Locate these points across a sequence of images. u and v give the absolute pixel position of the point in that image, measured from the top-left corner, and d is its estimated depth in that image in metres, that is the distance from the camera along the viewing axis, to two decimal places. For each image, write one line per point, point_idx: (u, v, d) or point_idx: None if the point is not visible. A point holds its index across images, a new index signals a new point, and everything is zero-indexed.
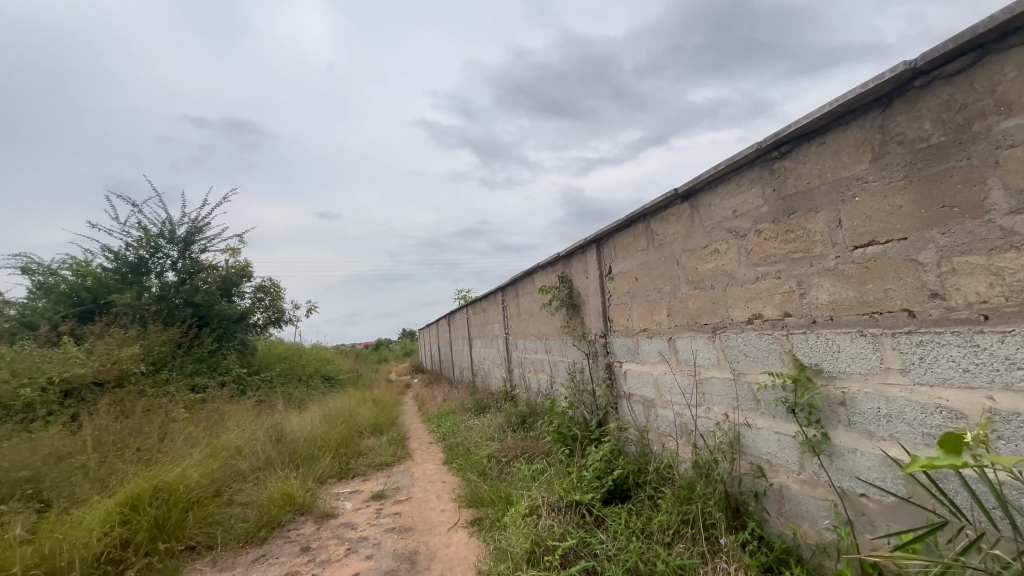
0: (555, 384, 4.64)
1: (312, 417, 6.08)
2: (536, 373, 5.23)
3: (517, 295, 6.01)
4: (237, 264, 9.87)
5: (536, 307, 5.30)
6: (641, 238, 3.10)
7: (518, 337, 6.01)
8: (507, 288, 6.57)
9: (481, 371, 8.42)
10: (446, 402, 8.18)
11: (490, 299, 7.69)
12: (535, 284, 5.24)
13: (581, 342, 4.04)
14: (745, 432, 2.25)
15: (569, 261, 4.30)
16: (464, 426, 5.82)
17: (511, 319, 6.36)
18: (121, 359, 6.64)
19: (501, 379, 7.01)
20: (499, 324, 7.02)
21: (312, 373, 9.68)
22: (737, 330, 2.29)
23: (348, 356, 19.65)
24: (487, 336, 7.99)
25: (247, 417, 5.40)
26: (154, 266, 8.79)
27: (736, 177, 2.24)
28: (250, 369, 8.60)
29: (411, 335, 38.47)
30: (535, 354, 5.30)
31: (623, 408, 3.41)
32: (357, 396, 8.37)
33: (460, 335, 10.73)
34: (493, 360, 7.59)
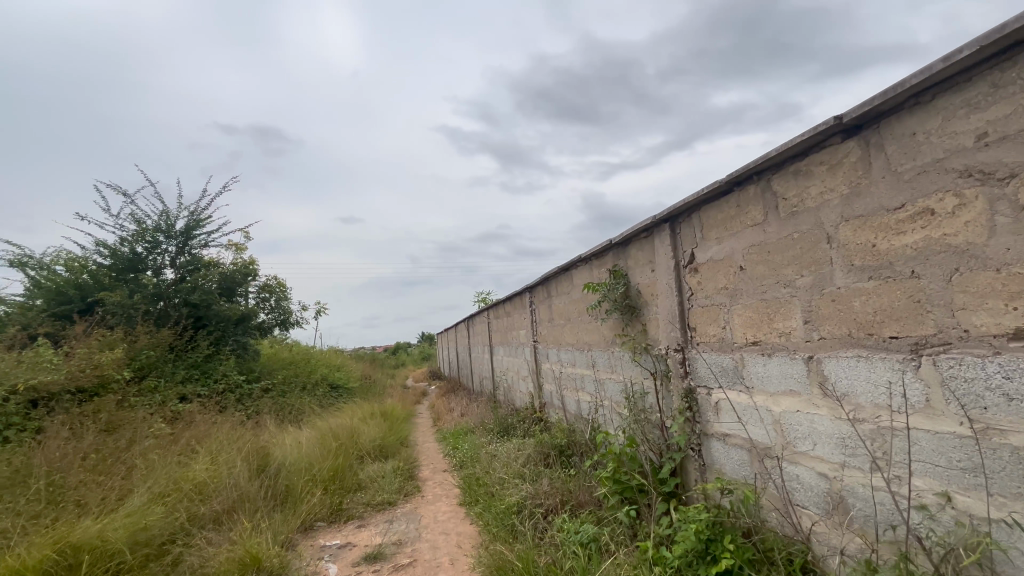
0: (602, 407, 3.67)
1: (308, 438, 5.20)
2: (575, 392, 4.26)
3: (549, 296, 5.05)
4: (241, 262, 9.18)
5: (575, 309, 4.32)
6: (752, 208, 2.11)
7: (550, 346, 5.05)
8: (535, 288, 5.63)
9: (504, 383, 7.46)
10: (464, 419, 7.23)
11: (515, 301, 6.74)
12: (574, 283, 4.27)
13: (644, 356, 3.06)
14: (1009, 540, 1.23)
15: (625, 251, 3.32)
16: (484, 453, 4.87)
17: (541, 325, 5.39)
18: (103, 365, 5.90)
19: (527, 395, 6.05)
20: (525, 331, 6.07)
21: (319, 381, 8.87)
22: (987, 355, 1.26)
23: (363, 361, 18.89)
24: (511, 343, 7.04)
25: (227, 437, 4.53)
26: (150, 262, 8.11)
27: (989, 73, 1.25)
28: (250, 378, 7.84)
29: (429, 339, 37.73)
30: (574, 369, 4.32)
31: (715, 453, 2.42)
32: (365, 409, 7.49)
33: (481, 342, 9.80)
34: (518, 372, 6.63)
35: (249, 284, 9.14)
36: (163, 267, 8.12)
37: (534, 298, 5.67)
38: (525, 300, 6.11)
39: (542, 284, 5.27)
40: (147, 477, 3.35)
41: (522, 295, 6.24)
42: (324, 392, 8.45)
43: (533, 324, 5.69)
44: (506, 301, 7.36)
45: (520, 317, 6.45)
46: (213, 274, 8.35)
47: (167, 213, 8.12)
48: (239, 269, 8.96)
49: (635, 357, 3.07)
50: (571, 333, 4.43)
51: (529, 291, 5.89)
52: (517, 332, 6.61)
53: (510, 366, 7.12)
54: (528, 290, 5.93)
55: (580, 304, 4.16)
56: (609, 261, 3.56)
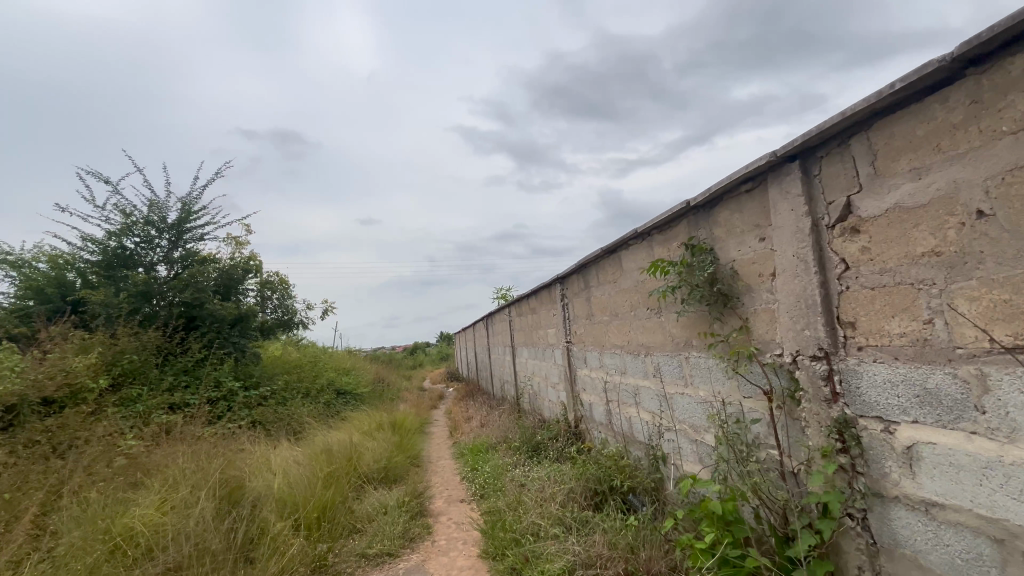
0: (674, 432, 2.75)
1: (300, 460, 4.37)
2: (628, 407, 3.34)
3: (588, 287, 4.11)
4: (240, 257, 8.45)
5: (624, 301, 3.39)
6: (1014, 100, 1.16)
7: (589, 348, 4.12)
8: (566, 278, 4.71)
9: (529, 390, 6.56)
10: (484, 431, 6.35)
11: (540, 295, 5.83)
12: (625, 267, 3.33)
13: (749, 368, 2.11)
14: None
15: (710, 215, 2.35)
16: (510, 480, 3.97)
17: (576, 322, 4.46)
18: (77, 372, 5.18)
19: (559, 406, 5.14)
20: (556, 329, 5.15)
21: (325, 386, 8.11)
22: None
23: (377, 361, 18.16)
24: (536, 345, 6.13)
25: (198, 461, 3.70)
26: (141, 258, 7.36)
27: None
28: (248, 384, 7.12)
29: (447, 339, 37.04)
30: (625, 378, 3.40)
31: (906, 532, 1.46)
32: (374, 418, 6.67)
33: (501, 342, 8.92)
34: (546, 378, 5.73)
35: (249, 281, 8.42)
36: (155, 263, 7.37)
37: (566, 289, 4.74)
38: (553, 294, 5.20)
39: (579, 271, 4.33)
40: (85, 534, 2.58)
41: (550, 287, 5.32)
42: (330, 399, 7.67)
43: (565, 321, 4.77)
44: (530, 295, 6.44)
45: (547, 314, 5.54)
46: (209, 271, 7.60)
47: (159, 204, 7.35)
48: (238, 266, 8.22)
49: (738, 371, 2.12)
50: (620, 332, 3.49)
51: (559, 282, 4.95)
52: (544, 331, 5.70)
53: (535, 369, 6.22)
54: (557, 281, 5.00)
55: (633, 294, 3.22)
56: (680, 232, 2.60)
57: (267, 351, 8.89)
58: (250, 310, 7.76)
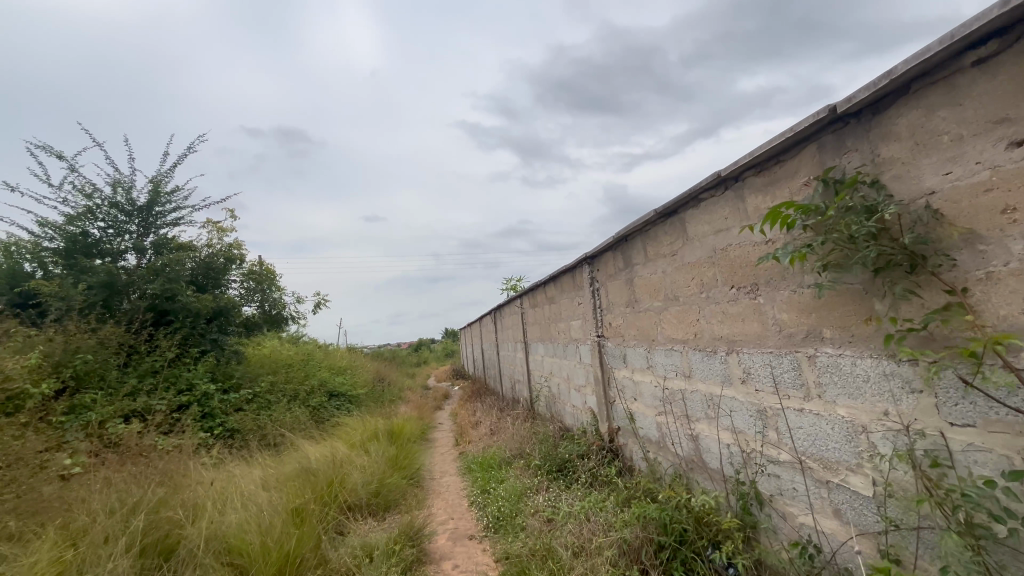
0: (782, 466, 1.88)
1: (270, 487, 3.52)
2: (697, 422, 2.47)
3: (631, 265, 3.22)
4: (221, 245, 7.59)
5: (689, 280, 2.50)
6: None
7: (633, 343, 3.23)
8: (597, 258, 3.82)
9: (546, 392, 5.70)
10: (495, 441, 5.50)
11: (561, 281, 4.93)
12: (693, 234, 2.44)
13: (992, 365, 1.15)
14: None
15: (870, 125, 1.46)
16: (533, 515, 3.11)
17: (612, 312, 3.58)
18: (12, 376, 4.18)
19: (588, 413, 4.27)
20: (581, 322, 4.27)
21: (316, 387, 7.27)
22: None
23: (379, 359, 17.35)
24: (555, 341, 5.26)
25: (130, 493, 2.84)
26: (108, 246, 6.50)
27: None
28: (226, 386, 6.31)
29: (453, 335, 36.22)
30: (690, 385, 2.52)
31: None
32: (368, 425, 5.84)
33: (511, 338, 8.05)
34: (567, 379, 4.86)
35: (231, 272, 7.59)
36: (123, 252, 6.51)
37: (597, 271, 3.85)
38: (578, 277, 4.32)
39: (616, 246, 3.44)
40: None
41: (574, 270, 4.44)
42: (321, 402, 6.83)
43: (594, 311, 3.89)
44: (546, 282, 5.55)
45: (569, 303, 4.65)
46: (185, 260, 6.75)
47: (127, 184, 6.48)
48: (219, 255, 7.37)
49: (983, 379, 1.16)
50: (682, 323, 2.61)
51: (585, 263, 4.07)
52: (565, 322, 4.82)
53: (554, 369, 5.35)
54: (583, 263, 4.11)
55: (706, 268, 2.34)
56: (800, 165, 1.71)
57: (253, 349, 8.07)
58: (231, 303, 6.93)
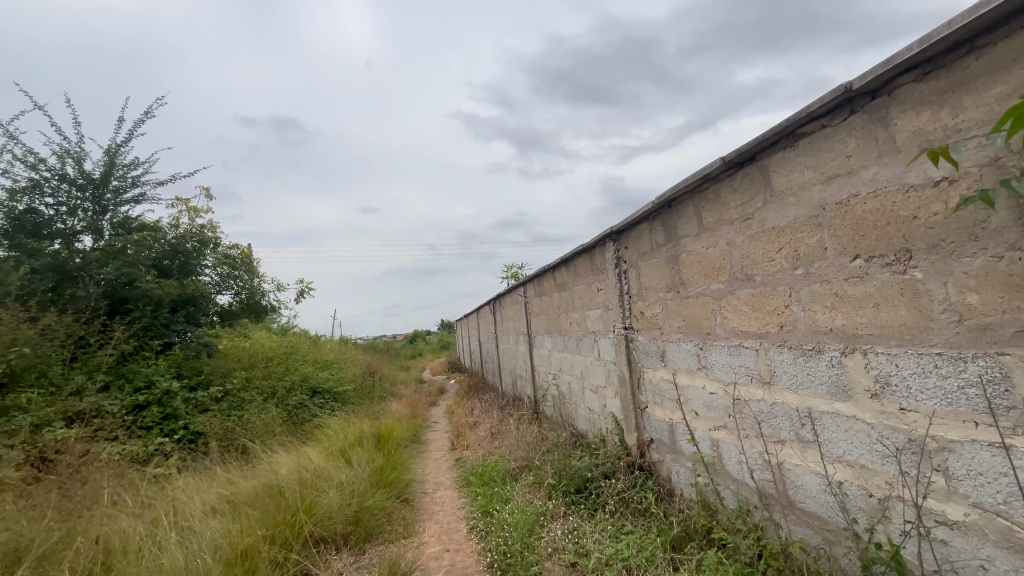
0: (958, 530, 1.22)
1: (221, 515, 2.83)
2: (785, 447, 1.81)
3: (675, 238, 2.53)
4: (192, 227, 6.82)
5: (774, 252, 1.82)
6: None
7: (677, 338, 2.57)
8: (624, 233, 3.14)
9: (555, 392, 5.03)
10: (497, 447, 4.83)
11: (575, 263, 4.24)
12: (784, 186, 1.76)
13: None
14: None
15: None
16: (551, 555, 2.45)
17: (645, 299, 2.90)
18: None
19: (610, 420, 3.61)
20: (601, 311, 3.59)
21: (295, 384, 6.56)
22: None
23: (371, 351, 16.63)
24: (566, 333, 4.58)
25: (19, 538, 2.12)
26: (59, 225, 5.72)
27: None
28: (193, 383, 5.61)
29: (448, 327, 35.58)
30: (771, 395, 1.86)
31: None
32: (353, 428, 5.16)
33: (513, 330, 7.36)
34: (582, 377, 4.20)
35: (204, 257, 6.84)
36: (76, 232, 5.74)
37: (625, 249, 3.17)
38: (598, 258, 3.63)
39: (653, 215, 2.74)
40: None
41: (592, 250, 3.76)
42: (301, 402, 6.14)
43: (621, 297, 3.21)
44: (555, 266, 4.85)
45: (585, 289, 3.96)
46: (149, 241, 6.01)
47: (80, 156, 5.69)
48: (187, 237, 6.61)
49: None
50: (756, 312, 1.94)
51: (608, 240, 3.38)
52: (580, 312, 4.14)
53: (565, 366, 4.68)
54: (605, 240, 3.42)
55: (806, 232, 1.65)
56: None
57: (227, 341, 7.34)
58: (201, 291, 6.21)
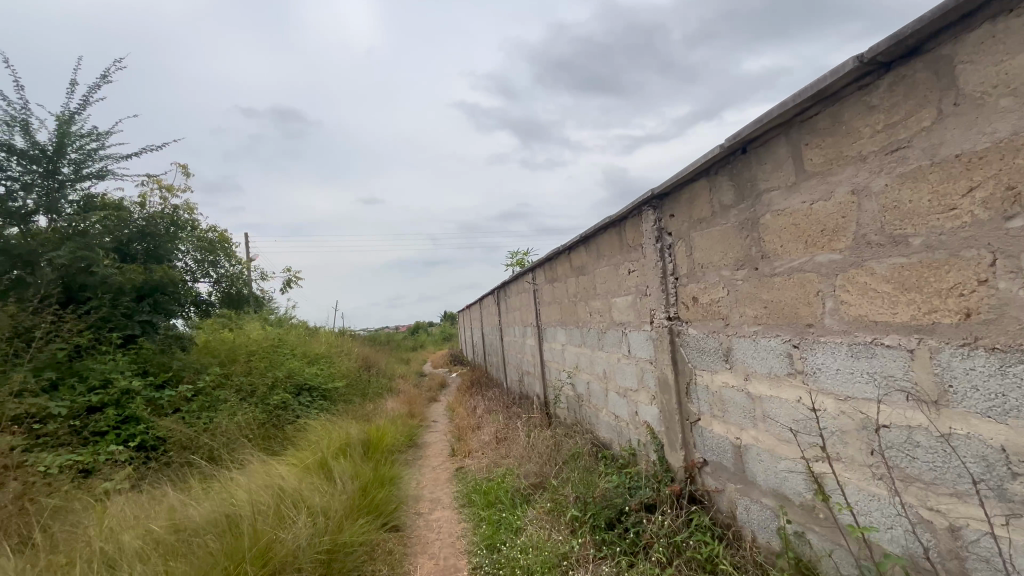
0: None
1: (149, 561, 2.18)
2: (972, 507, 1.15)
3: (753, 194, 1.85)
4: (162, 207, 6.14)
5: (956, 195, 1.14)
6: None
7: (752, 331, 1.90)
8: (670, 198, 2.46)
9: (571, 392, 4.39)
10: (503, 456, 4.19)
11: (598, 241, 3.55)
12: (986, 83, 1.08)
13: None
14: None
15: None
16: None
17: (701, 280, 2.23)
18: None
19: (645, 431, 2.95)
20: (634, 298, 2.93)
21: (279, 380, 5.92)
22: None
23: (369, 342, 16.01)
24: (585, 325, 3.92)
25: None
26: (10, 203, 5.06)
27: None
28: (160, 381, 4.97)
29: (450, 319, 35.00)
30: (941, 422, 1.20)
31: None
32: (339, 434, 4.54)
33: (519, 321, 6.71)
34: (606, 376, 3.54)
35: (179, 242, 6.15)
36: (29, 211, 5.07)
37: (670, 217, 2.48)
38: (631, 231, 2.95)
39: (715, 167, 2.06)
40: None
41: (622, 223, 3.08)
42: (284, 402, 5.49)
43: (663, 279, 2.54)
44: (571, 247, 4.16)
45: (612, 272, 3.29)
46: (99, 227, 5.26)
47: (29, 124, 5.02)
48: (156, 217, 5.92)
49: None
50: (908, 292, 1.27)
51: (644, 208, 2.70)
52: (604, 300, 3.47)
53: (583, 363, 4.02)
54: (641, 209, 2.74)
55: None
56: None
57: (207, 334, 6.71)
58: (170, 277, 5.54)
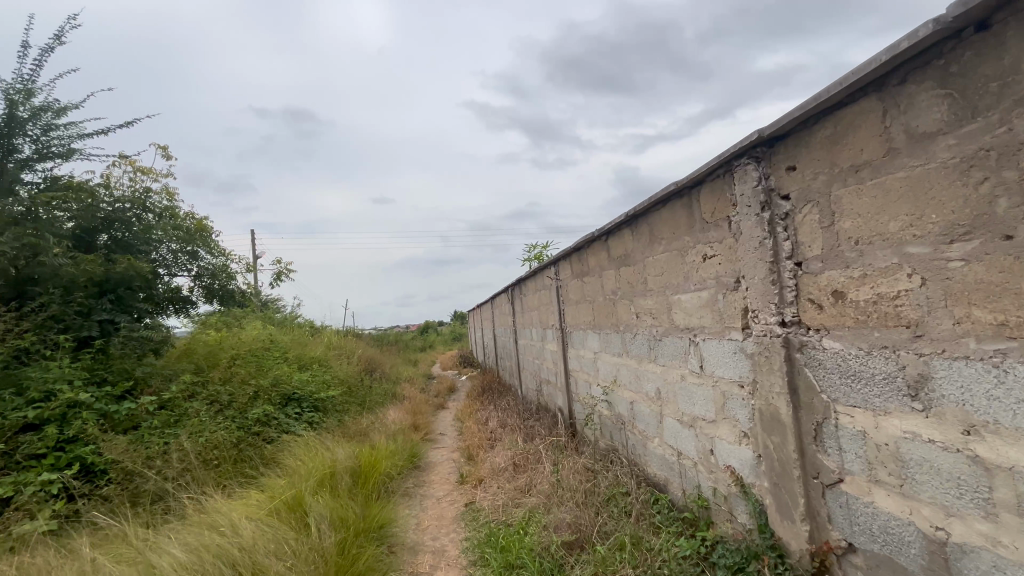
0: None
1: None
2: None
3: (1003, 100, 1.03)
4: (132, 191, 5.38)
5: None
6: None
7: (987, 352, 1.08)
8: (790, 140, 1.63)
9: (609, 412, 3.56)
10: (524, 491, 3.40)
11: (650, 220, 2.72)
12: None
13: None
14: None
15: None
16: None
17: (854, 263, 1.41)
18: None
19: (727, 479, 2.14)
20: (717, 297, 2.11)
21: (263, 389, 5.17)
22: None
23: (375, 343, 15.29)
24: (631, 330, 3.09)
25: None
26: None
27: None
28: (119, 391, 4.22)
29: (459, 318, 34.30)
30: None
31: None
32: (326, 459, 3.76)
33: (538, 323, 5.90)
34: (662, 398, 2.73)
35: (154, 230, 5.40)
36: None
37: (787, 170, 1.65)
38: (710, 200, 2.11)
39: (902, 70, 1.23)
40: None
41: (695, 190, 2.24)
42: (266, 416, 4.73)
43: (772, 265, 1.70)
44: (608, 231, 3.33)
45: (675, 259, 2.46)
46: (55, 212, 4.53)
47: None
48: (128, 202, 5.18)
49: None
50: None
51: (738, 162, 1.86)
52: (662, 298, 2.65)
53: (627, 377, 3.21)
54: (732, 164, 1.90)
55: None
56: None
57: (187, 336, 5.97)
58: (139, 271, 4.81)
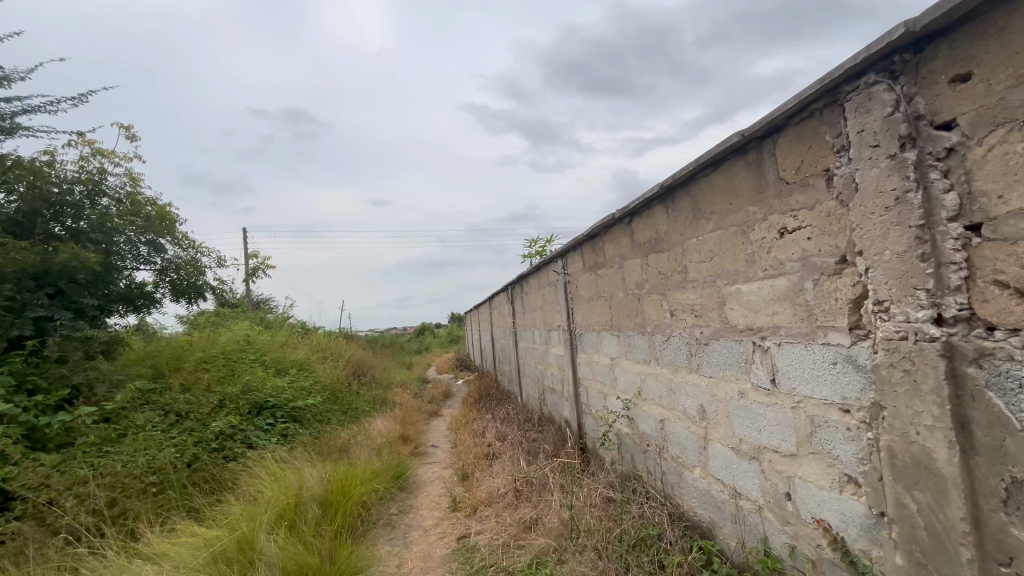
0: None
1: None
2: None
3: None
4: (86, 171, 4.71)
5: None
6: None
7: None
8: (958, 37, 1.05)
9: (631, 430, 2.97)
10: (529, 528, 2.80)
11: (692, 191, 2.13)
12: None
13: None
14: None
15: None
16: None
17: None
18: None
19: (815, 538, 1.55)
20: (803, 286, 1.53)
21: (229, 398, 4.54)
22: None
23: (367, 345, 14.64)
24: (663, 332, 2.51)
25: None
26: None
27: None
28: (53, 401, 3.59)
29: (456, 321, 33.69)
30: None
31: None
32: (293, 484, 3.16)
33: (542, 324, 5.31)
34: (707, 418, 2.14)
35: (111, 217, 4.72)
36: None
37: (956, 83, 1.06)
38: (796, 152, 1.53)
39: None
40: None
41: (767, 142, 1.65)
42: (229, 429, 4.11)
43: (921, 229, 1.10)
44: (632, 212, 2.74)
45: (732, 239, 1.87)
46: None
47: None
48: (81, 185, 4.54)
49: None
50: None
51: (853, 86, 1.28)
52: (709, 292, 2.06)
53: (656, 390, 2.62)
54: (843, 91, 1.31)
55: None
56: None
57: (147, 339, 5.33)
58: (85, 262, 4.18)
